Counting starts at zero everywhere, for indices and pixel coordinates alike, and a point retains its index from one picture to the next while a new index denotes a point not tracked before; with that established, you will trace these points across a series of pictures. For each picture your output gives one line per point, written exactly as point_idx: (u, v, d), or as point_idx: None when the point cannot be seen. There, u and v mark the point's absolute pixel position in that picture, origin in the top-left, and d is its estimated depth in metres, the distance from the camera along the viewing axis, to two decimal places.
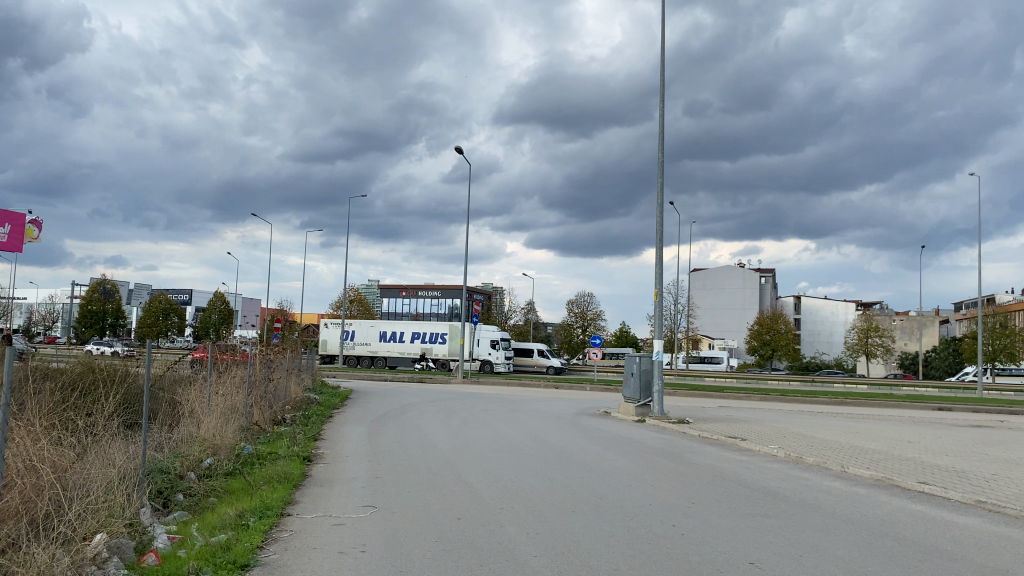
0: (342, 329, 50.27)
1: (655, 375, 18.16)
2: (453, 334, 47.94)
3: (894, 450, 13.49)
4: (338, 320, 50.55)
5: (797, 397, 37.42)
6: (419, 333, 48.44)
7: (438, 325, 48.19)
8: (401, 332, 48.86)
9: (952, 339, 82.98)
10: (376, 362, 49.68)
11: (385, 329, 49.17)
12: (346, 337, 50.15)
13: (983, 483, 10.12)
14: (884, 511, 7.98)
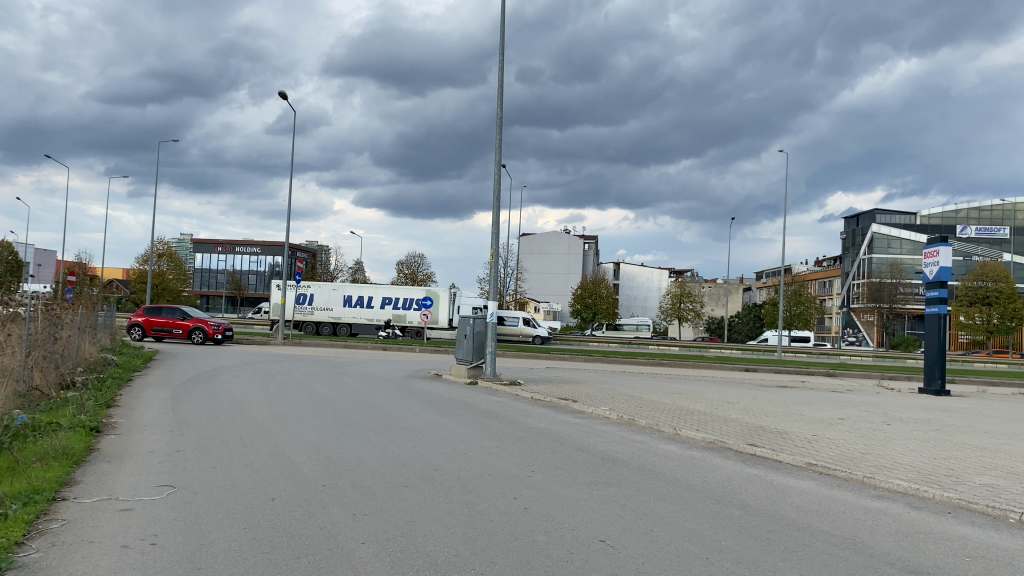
0: (299, 292, 46.24)
1: (488, 337, 17.67)
2: (431, 300, 45.66)
3: (718, 412, 13.72)
4: (293, 283, 46.50)
5: (618, 358, 38.69)
6: (391, 298, 45.83)
7: (413, 292, 45.96)
8: (369, 298, 45.99)
9: (754, 306, 89.55)
10: (337, 328, 46.37)
11: (351, 293, 45.97)
12: (305, 301, 46.28)
13: (806, 443, 10.31)
14: (723, 476, 7.80)
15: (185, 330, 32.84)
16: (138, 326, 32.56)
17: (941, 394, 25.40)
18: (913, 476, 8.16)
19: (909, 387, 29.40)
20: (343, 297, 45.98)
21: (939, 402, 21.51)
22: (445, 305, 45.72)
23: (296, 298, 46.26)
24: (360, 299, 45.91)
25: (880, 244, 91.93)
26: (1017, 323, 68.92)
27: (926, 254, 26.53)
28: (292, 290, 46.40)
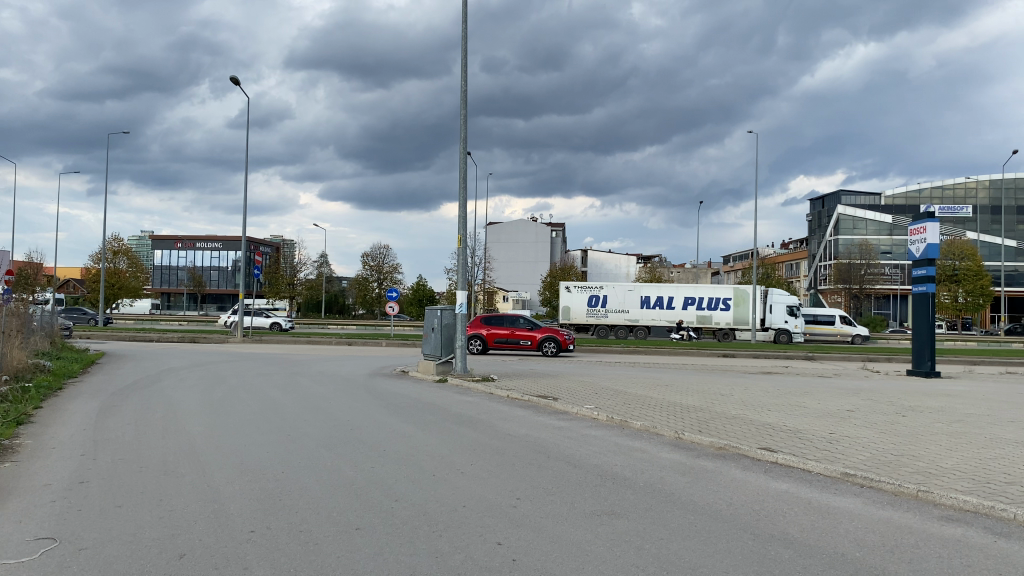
0: (590, 295, 44.32)
1: (457, 329, 16.17)
2: (741, 298, 43.29)
3: (716, 408, 12.33)
4: (588, 283, 44.64)
5: (592, 347, 37.48)
6: (694, 298, 43.67)
7: (719, 290, 43.75)
8: (669, 298, 43.89)
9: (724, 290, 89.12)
10: (632, 331, 44.34)
11: (649, 294, 44.03)
12: (597, 304, 44.29)
13: (828, 445, 8.92)
14: (750, 496, 6.42)
15: (530, 342, 29.05)
16: (479, 340, 28.42)
17: (933, 376, 24.31)
18: (969, 486, 6.81)
19: (889, 370, 28.22)
20: (642, 298, 44.08)
21: (931, 385, 20.24)
22: (755, 302, 43.20)
23: (588, 301, 44.35)
24: (661, 299, 43.85)
25: (845, 226, 91.49)
26: (985, 299, 69.00)
27: (911, 231, 25.29)
28: (582, 293, 44.46)
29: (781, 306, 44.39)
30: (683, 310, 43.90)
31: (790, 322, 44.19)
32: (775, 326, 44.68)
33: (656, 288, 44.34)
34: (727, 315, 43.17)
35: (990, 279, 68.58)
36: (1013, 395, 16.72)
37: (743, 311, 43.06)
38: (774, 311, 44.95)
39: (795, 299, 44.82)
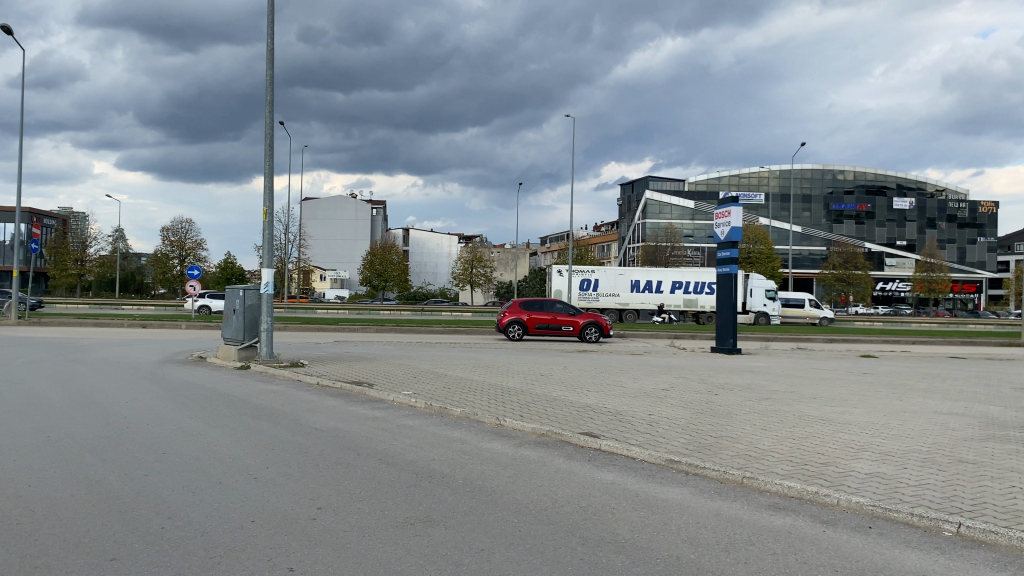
0: (582, 279, 45.44)
1: (261, 310, 14.86)
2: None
3: (537, 389, 11.95)
4: (578, 267, 45.62)
5: (411, 327, 36.66)
6: (681, 282, 44.95)
7: (704, 274, 45.12)
8: (657, 282, 45.09)
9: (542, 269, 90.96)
10: (621, 315, 45.30)
11: (637, 278, 45.17)
12: (588, 287, 45.26)
13: (650, 428, 8.69)
14: (572, 490, 5.97)
15: (570, 327, 28.71)
16: (518, 326, 29.23)
17: (734, 353, 25.53)
18: (789, 469, 6.69)
19: (693, 345, 29.54)
20: (630, 282, 45.17)
21: (734, 361, 21.19)
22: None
23: (579, 285, 45.41)
24: (648, 283, 45.05)
25: (653, 210, 96.23)
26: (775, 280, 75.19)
27: (716, 215, 26.41)
28: (573, 277, 45.50)
29: (760, 290, 45.65)
30: (670, 293, 44.93)
31: (769, 305, 45.53)
32: (754, 309, 45.77)
33: (645, 272, 45.38)
34: (713, 299, 44.48)
35: (779, 262, 74.74)
36: (805, 370, 17.79)
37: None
38: (753, 294, 46.03)
39: (771, 284, 46.09)
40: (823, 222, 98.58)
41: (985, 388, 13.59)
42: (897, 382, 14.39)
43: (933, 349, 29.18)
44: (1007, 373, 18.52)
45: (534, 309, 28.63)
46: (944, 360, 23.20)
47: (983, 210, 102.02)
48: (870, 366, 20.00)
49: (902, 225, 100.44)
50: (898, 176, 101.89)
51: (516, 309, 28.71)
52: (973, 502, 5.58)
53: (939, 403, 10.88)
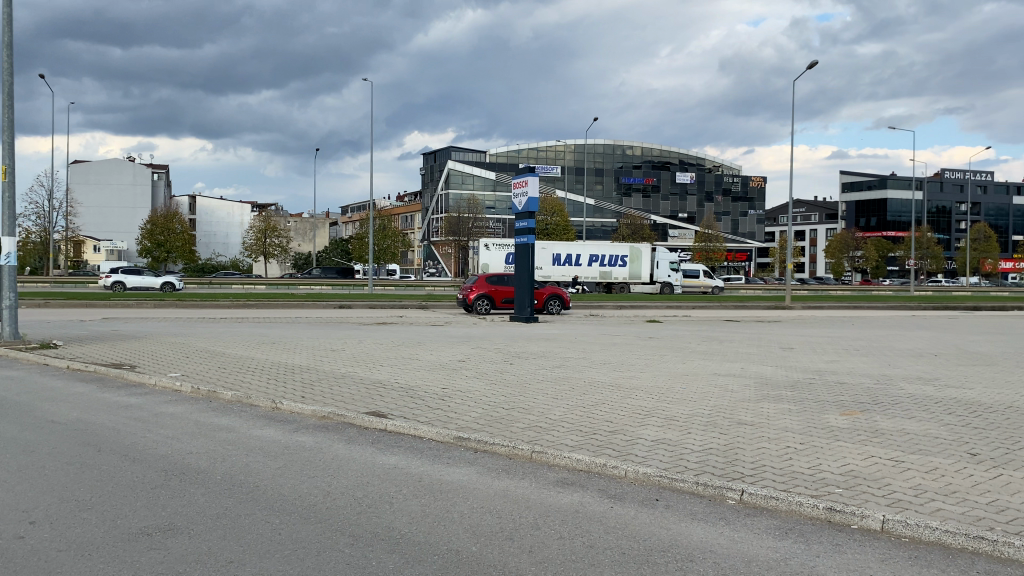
0: (507, 254, 46.51)
1: (1, 285, 12.89)
2: (636, 255, 47.24)
3: (326, 366, 11.15)
4: (502, 243, 46.57)
5: (199, 301, 34.09)
6: (599, 256, 46.93)
7: (618, 248, 47.20)
8: (577, 255, 46.90)
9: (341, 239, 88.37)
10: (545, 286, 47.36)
11: (559, 252, 46.73)
12: (514, 262, 46.85)
13: (440, 403, 8.24)
14: (347, 479, 5.35)
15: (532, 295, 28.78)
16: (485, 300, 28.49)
17: (531, 322, 25.50)
18: (577, 439, 6.46)
19: (494, 312, 29.62)
20: (553, 256, 46.79)
21: (532, 328, 21.33)
22: (647, 261, 47.29)
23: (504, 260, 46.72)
24: (569, 257, 46.87)
25: (455, 180, 96.42)
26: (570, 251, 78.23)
27: (516, 184, 25.96)
28: (499, 252, 46.73)
29: (665, 263, 47.89)
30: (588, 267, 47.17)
31: (673, 276, 48.02)
32: (660, 280, 48.17)
33: (565, 245, 46.91)
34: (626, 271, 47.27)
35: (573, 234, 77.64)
36: (597, 336, 18.23)
37: (637, 269, 47.20)
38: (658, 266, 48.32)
39: (674, 256, 48.46)
40: (613, 195, 104.28)
41: (756, 348, 14.47)
42: (680, 345, 15.00)
43: (711, 313, 31.28)
44: (775, 332, 20.03)
45: (498, 282, 28.33)
46: (720, 324, 24.81)
47: (753, 184, 110.16)
48: (656, 330, 20.91)
49: (684, 198, 107.56)
50: (680, 153, 109.19)
51: (481, 283, 28.35)
52: (753, 465, 5.60)
53: (719, 365, 11.32)
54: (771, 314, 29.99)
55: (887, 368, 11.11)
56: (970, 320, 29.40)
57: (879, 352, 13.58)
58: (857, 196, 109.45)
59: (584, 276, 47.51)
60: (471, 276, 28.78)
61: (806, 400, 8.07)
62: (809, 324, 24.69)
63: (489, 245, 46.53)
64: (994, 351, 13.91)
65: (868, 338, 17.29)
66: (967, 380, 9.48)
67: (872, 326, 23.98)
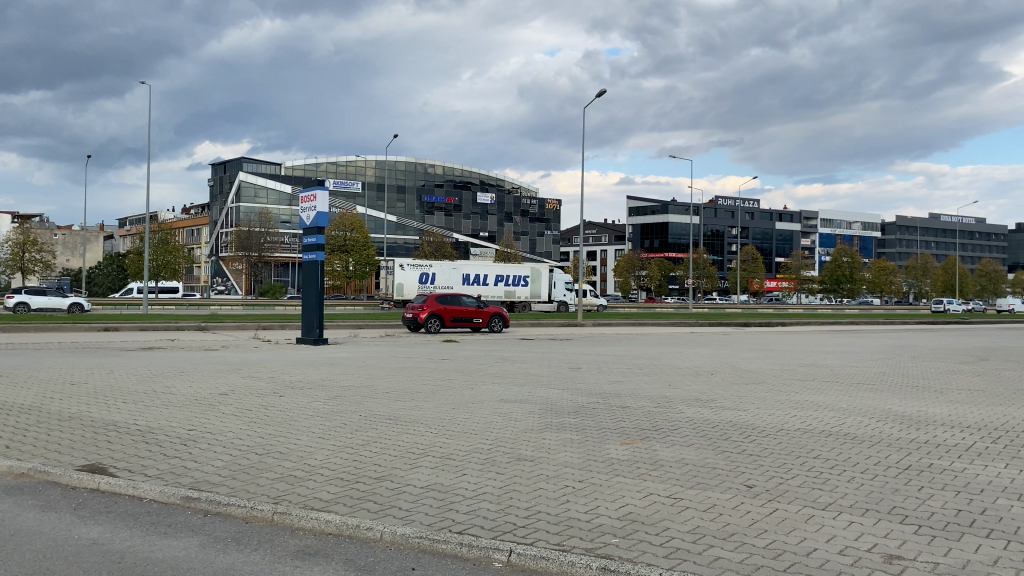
0: (422, 274, 44.95)
1: None
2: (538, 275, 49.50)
3: (55, 405, 9.47)
4: (417, 261, 45.00)
5: None
6: (504, 275, 47.80)
7: (521, 268, 48.24)
8: (484, 275, 47.29)
9: (116, 255, 81.03)
10: None
11: (469, 272, 46.74)
12: (427, 282, 45.42)
13: (184, 448, 7.05)
14: (16, 569, 4.13)
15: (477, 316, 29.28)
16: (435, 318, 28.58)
17: (322, 344, 22.29)
18: (335, 491, 5.59)
19: (280, 334, 27.82)
20: (464, 276, 46.64)
21: (319, 351, 20.07)
22: (546, 281, 49.02)
23: (420, 279, 45.09)
24: (476, 277, 47.11)
25: (247, 193, 92.20)
26: (368, 267, 79.10)
27: (303, 198, 23.03)
28: (415, 271, 44.88)
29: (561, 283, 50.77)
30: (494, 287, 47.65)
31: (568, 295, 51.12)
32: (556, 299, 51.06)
33: (474, 265, 47.00)
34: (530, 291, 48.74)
35: (373, 250, 78.85)
36: (385, 360, 17.36)
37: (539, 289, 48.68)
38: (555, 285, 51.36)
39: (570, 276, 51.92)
40: (416, 213, 103.97)
41: (543, 369, 14.27)
42: (470, 368, 14.49)
43: (510, 331, 31.46)
44: (565, 352, 20.31)
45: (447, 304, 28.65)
46: (515, 343, 24.78)
47: (548, 206, 114.49)
48: (448, 352, 20.44)
49: (484, 218, 109.26)
50: (480, 174, 110.97)
51: (430, 302, 28.52)
52: (524, 513, 5.03)
53: (505, 390, 10.84)
54: (562, 333, 30.56)
55: (669, 388, 11.16)
56: (740, 336, 31.60)
57: (661, 372, 13.80)
58: (642, 219, 116.65)
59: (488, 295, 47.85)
60: (419, 297, 28.79)
61: (587, 429, 7.69)
62: (600, 343, 25.30)
63: (406, 265, 44.34)
64: (766, 367, 14.61)
65: (652, 356, 17.73)
66: (740, 400, 9.59)
67: (656, 343, 24.97)
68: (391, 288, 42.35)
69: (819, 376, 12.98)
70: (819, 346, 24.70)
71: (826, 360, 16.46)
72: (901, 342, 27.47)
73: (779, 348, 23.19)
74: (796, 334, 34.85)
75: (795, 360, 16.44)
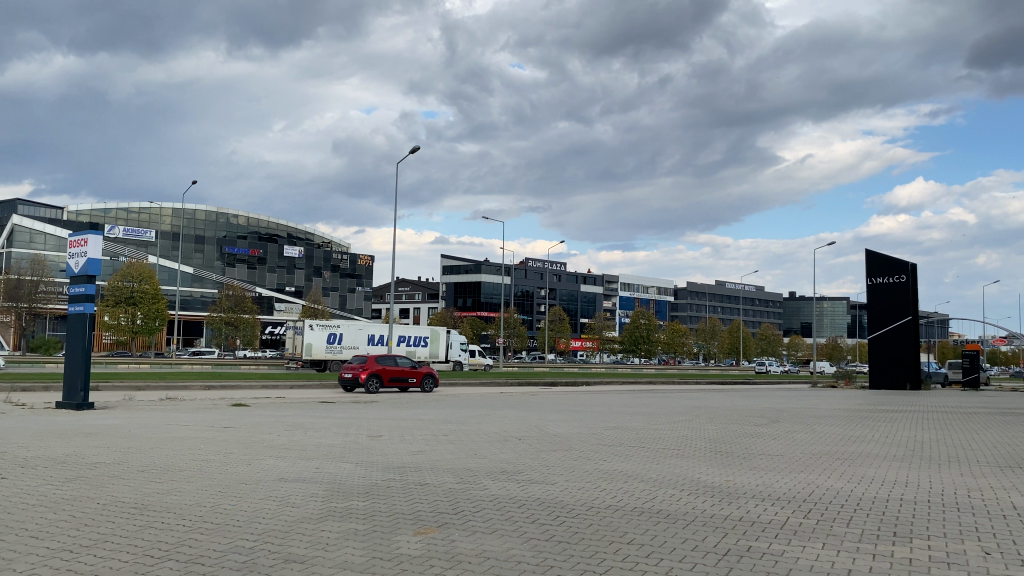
0: (330, 333, 48.10)
1: None
2: (435, 336, 53.72)
3: None
4: (326, 322, 48.18)
5: None
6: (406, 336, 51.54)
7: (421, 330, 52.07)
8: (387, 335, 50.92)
9: None
10: None
11: (373, 331, 50.21)
12: (335, 341, 48.41)
13: None
14: None
15: (413, 377, 31.10)
16: (378, 378, 29.95)
17: (85, 409, 19.78)
18: None
19: (39, 396, 24.43)
20: (369, 336, 49.79)
21: (79, 417, 17.52)
22: (443, 342, 53.50)
23: (328, 339, 48.15)
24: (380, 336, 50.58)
25: (20, 238, 83.33)
26: (159, 322, 73.15)
27: (71, 242, 20.44)
28: (323, 330, 48.05)
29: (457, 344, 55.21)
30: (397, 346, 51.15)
31: (463, 356, 55.54)
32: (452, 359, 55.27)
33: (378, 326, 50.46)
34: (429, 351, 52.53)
35: (165, 303, 73.36)
36: (157, 427, 15.34)
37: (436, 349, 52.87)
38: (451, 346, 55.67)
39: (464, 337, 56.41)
40: (215, 264, 98.53)
41: (340, 437, 13.00)
42: (256, 437, 12.93)
43: (314, 391, 29.92)
44: (364, 415, 19.15)
45: (386, 362, 30.34)
46: (314, 406, 23.20)
47: (361, 262, 112.14)
48: (235, 416, 18.56)
49: (291, 271, 105.27)
50: (288, 226, 107.18)
51: (370, 362, 29.99)
52: None
53: (288, 465, 9.50)
54: (367, 393, 29.22)
55: (476, 458, 10.30)
56: (546, 395, 31.69)
57: (468, 437, 12.93)
58: (455, 277, 117.19)
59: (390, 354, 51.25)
60: (360, 357, 30.18)
61: (373, 515, 6.64)
62: (405, 404, 24.26)
63: (314, 325, 47.21)
64: (573, 432, 14.17)
65: (458, 419, 16.95)
66: (546, 471, 8.87)
67: (463, 404, 24.31)
68: (304, 347, 45.09)
69: (624, 441, 12.64)
70: (621, 406, 25.08)
71: (629, 421, 16.36)
72: (695, 400, 28.56)
73: (583, 407, 23.26)
74: (599, 392, 35.53)
75: (601, 422, 16.22)
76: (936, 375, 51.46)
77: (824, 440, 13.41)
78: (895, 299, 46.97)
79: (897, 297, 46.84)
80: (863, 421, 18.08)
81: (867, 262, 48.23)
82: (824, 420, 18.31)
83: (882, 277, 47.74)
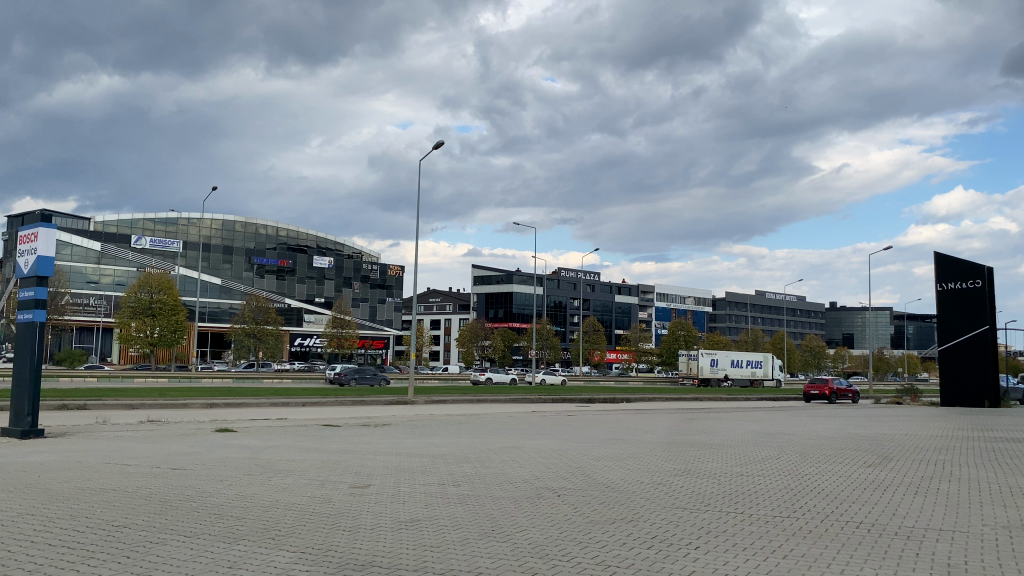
0: (711, 358, 66.63)
1: None
2: (766, 359, 71.67)
3: None
4: (704, 351, 66.61)
5: None
6: (748, 359, 69.82)
7: (754, 354, 70.41)
8: (740, 359, 69.31)
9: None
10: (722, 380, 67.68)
11: (732, 357, 68.50)
12: (714, 363, 66.82)
13: None
14: None
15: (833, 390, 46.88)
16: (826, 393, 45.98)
17: (32, 438, 16.23)
18: None
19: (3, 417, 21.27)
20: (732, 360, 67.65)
21: (15, 451, 13.94)
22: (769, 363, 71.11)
23: (710, 362, 66.56)
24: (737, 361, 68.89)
25: None
26: (179, 334, 71.51)
27: (20, 239, 17.29)
28: (705, 357, 66.66)
29: (773, 364, 72.65)
30: (745, 367, 69.39)
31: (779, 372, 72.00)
32: (772, 376, 72.52)
33: (733, 353, 68.78)
34: (763, 370, 70.38)
35: (184, 314, 70.93)
36: (87, 466, 11.81)
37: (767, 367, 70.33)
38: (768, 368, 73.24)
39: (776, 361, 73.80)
40: (243, 275, 96.07)
41: (313, 491, 9.41)
42: (199, 489, 9.38)
43: (335, 412, 26.73)
44: (360, 444, 15.49)
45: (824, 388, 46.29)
46: (310, 430, 19.65)
47: (390, 272, 109.01)
48: (208, 448, 14.97)
49: (320, 282, 102.68)
50: (316, 237, 104.60)
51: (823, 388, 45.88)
52: None
53: (190, 563, 5.91)
54: (383, 415, 25.75)
55: (488, 546, 6.62)
56: (586, 416, 27.89)
57: (482, 493, 9.28)
58: (486, 288, 114.03)
59: (738, 373, 69.02)
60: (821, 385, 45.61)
61: None
62: (426, 429, 20.79)
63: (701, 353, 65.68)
64: (630, 478, 10.47)
65: (481, 455, 13.30)
66: None
67: (486, 428, 20.58)
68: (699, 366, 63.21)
69: (702, 499, 9.01)
70: (667, 430, 21.32)
71: (696, 461, 12.68)
72: (751, 424, 24.58)
73: (630, 433, 19.41)
74: (642, 412, 31.68)
75: (659, 461, 12.55)
76: (1014, 391, 46.58)
77: (987, 496, 9.53)
78: (969, 307, 42.35)
79: (972, 305, 42.17)
80: (995, 457, 14.01)
81: (936, 266, 43.66)
82: (942, 455, 14.36)
83: (954, 282, 43.16)
